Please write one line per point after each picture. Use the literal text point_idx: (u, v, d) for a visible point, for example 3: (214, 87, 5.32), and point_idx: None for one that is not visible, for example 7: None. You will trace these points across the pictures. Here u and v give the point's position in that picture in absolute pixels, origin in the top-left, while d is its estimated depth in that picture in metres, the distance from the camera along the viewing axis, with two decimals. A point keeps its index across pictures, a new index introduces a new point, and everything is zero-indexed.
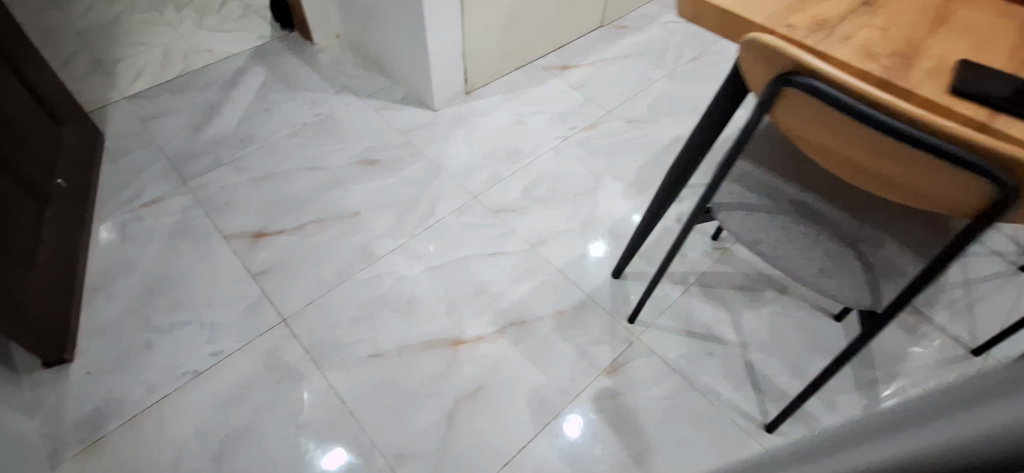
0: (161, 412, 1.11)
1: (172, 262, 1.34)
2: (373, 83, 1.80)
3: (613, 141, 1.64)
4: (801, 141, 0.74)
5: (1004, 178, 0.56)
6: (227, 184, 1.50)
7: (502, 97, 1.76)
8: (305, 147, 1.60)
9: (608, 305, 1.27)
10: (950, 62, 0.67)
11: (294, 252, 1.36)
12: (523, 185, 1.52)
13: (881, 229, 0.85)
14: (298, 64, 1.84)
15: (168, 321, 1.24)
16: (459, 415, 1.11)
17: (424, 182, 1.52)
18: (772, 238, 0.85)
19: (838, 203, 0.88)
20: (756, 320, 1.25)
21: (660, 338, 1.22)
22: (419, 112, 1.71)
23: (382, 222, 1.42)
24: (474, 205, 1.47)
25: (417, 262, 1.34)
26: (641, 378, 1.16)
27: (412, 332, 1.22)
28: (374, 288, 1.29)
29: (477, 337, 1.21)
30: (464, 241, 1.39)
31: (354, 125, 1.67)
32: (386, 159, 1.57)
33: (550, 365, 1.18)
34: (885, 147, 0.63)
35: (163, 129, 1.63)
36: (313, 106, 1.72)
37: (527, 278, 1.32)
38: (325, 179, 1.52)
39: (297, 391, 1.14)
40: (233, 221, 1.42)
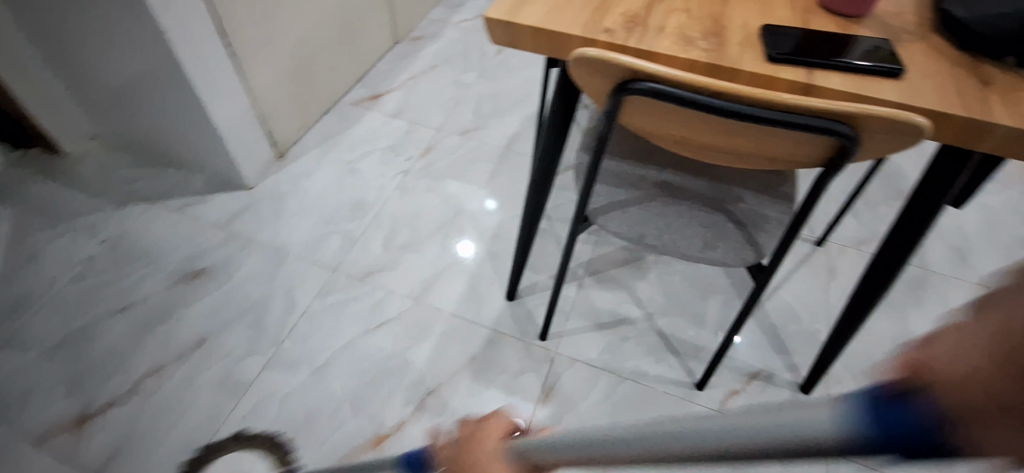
0: None
1: None
2: (161, 179, 1.51)
3: (454, 159, 1.58)
4: (653, 136, 0.75)
5: (842, 130, 0.60)
6: (11, 371, 1.16)
7: (321, 149, 1.59)
8: (103, 285, 1.29)
9: (515, 331, 1.23)
10: (755, 28, 0.70)
11: (141, 420, 1.10)
12: (383, 237, 1.39)
13: (736, 184, 0.91)
14: (52, 186, 1.47)
15: None
16: None
17: (270, 274, 1.32)
18: (653, 228, 0.86)
19: (692, 173, 0.92)
20: (648, 288, 1.31)
21: (576, 343, 1.21)
22: (232, 195, 1.47)
23: (238, 339, 1.21)
24: (337, 278, 1.31)
25: (299, 369, 1.17)
26: (574, 391, 1.14)
27: (324, 452, 1.06)
28: (261, 420, 1.10)
29: (399, 424, 1.10)
30: (344, 323, 1.24)
31: (156, 238, 1.38)
32: (213, 264, 1.33)
33: (484, 419, 1.11)
34: (733, 126, 0.65)
35: None
36: (92, 232, 1.39)
37: (426, 336, 1.22)
38: (146, 314, 1.25)
39: None
40: (40, 416, 1.10)
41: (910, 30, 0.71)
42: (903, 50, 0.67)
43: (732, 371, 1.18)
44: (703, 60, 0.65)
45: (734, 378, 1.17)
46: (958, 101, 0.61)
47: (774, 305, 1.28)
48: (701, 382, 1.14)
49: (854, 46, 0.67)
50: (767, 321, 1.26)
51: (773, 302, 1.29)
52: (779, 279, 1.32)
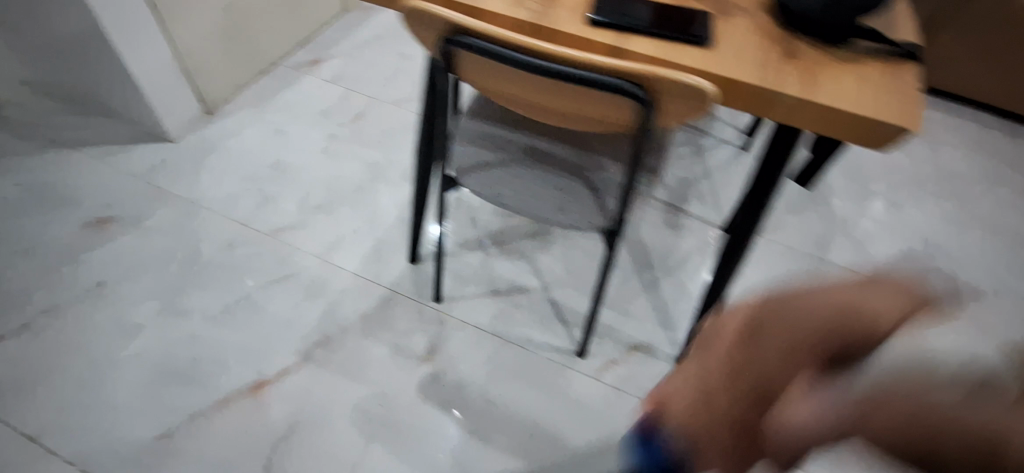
0: None
1: None
2: (89, 128, 1.52)
3: (383, 126, 1.59)
4: (494, 96, 0.77)
5: (636, 90, 0.63)
6: None
7: (252, 108, 1.60)
8: (13, 226, 1.31)
9: (412, 292, 1.26)
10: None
11: (30, 355, 1.13)
12: (297, 198, 1.41)
13: (601, 153, 0.93)
14: None
15: None
16: (281, 458, 1.03)
17: (180, 224, 1.34)
18: (510, 189, 0.89)
19: (560, 140, 0.95)
20: (551, 261, 1.33)
21: (468, 307, 1.24)
22: (155, 147, 1.49)
23: (138, 284, 1.23)
24: (245, 233, 1.33)
25: (193, 316, 1.19)
26: (458, 352, 1.17)
27: (203, 394, 1.09)
28: (148, 361, 1.13)
29: (281, 372, 1.13)
30: (245, 274, 1.26)
31: (74, 183, 1.40)
32: (126, 211, 1.35)
33: (365, 373, 1.14)
34: (549, 84, 0.68)
35: None
36: (12, 175, 1.41)
37: (323, 292, 1.24)
38: (51, 256, 1.27)
39: None
40: None
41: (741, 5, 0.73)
42: (723, 23, 0.70)
43: (615, 343, 1.21)
44: (523, 19, 0.68)
45: (616, 349, 1.20)
46: (751, 70, 0.63)
47: (669, 283, 1.31)
48: (581, 350, 1.17)
49: (673, 14, 0.69)
50: (659, 299, 1.29)
51: (669, 281, 1.32)
52: (679, 261, 1.35)
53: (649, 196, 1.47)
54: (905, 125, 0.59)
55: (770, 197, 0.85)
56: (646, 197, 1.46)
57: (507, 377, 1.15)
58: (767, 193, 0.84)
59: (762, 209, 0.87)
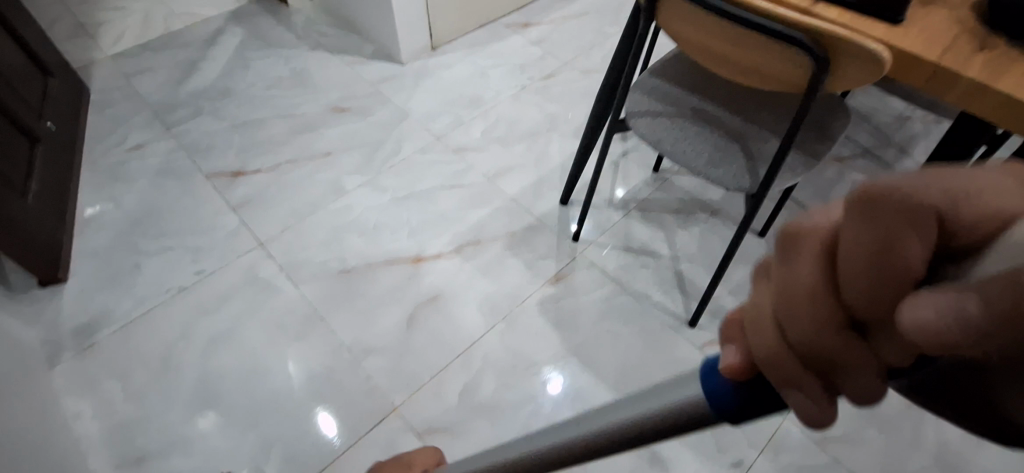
0: (149, 321, 1.23)
1: (156, 198, 1.45)
2: (344, 40, 1.89)
3: (569, 88, 1.76)
4: (682, 43, 0.89)
5: (812, 48, 0.70)
6: (207, 130, 1.60)
7: (466, 51, 1.87)
8: (278, 97, 1.69)
9: (556, 226, 1.40)
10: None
11: (270, 187, 1.47)
12: (483, 127, 1.63)
13: (766, 128, 0.99)
14: (273, 24, 1.94)
15: (156, 247, 1.35)
16: (420, 317, 1.23)
17: (391, 125, 1.63)
18: (670, 138, 0.99)
19: (730, 108, 1.02)
20: (688, 238, 1.39)
21: (600, 253, 1.36)
22: (387, 66, 1.81)
23: (351, 160, 1.54)
24: (437, 144, 1.58)
25: (382, 194, 1.46)
26: (581, 285, 1.30)
27: (377, 251, 1.34)
28: (344, 215, 1.41)
29: (437, 254, 1.34)
30: (428, 175, 1.51)
31: (326, 76, 1.76)
32: (355, 106, 1.68)
33: (500, 277, 1.31)
34: (734, 34, 0.77)
35: (146, 84, 1.73)
36: (287, 60, 1.81)
37: (484, 205, 1.44)
38: (298, 124, 1.62)
39: (271, 298, 1.26)
40: (214, 162, 1.53)
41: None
42: (923, 10, 0.73)
43: None
44: None
45: None
46: (935, 50, 0.67)
47: None
48: (693, 319, 1.23)
49: None
50: None
51: None
52: None
53: (807, 207, 1.45)
54: None
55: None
56: (804, 208, 1.44)
57: (617, 319, 1.25)
58: None
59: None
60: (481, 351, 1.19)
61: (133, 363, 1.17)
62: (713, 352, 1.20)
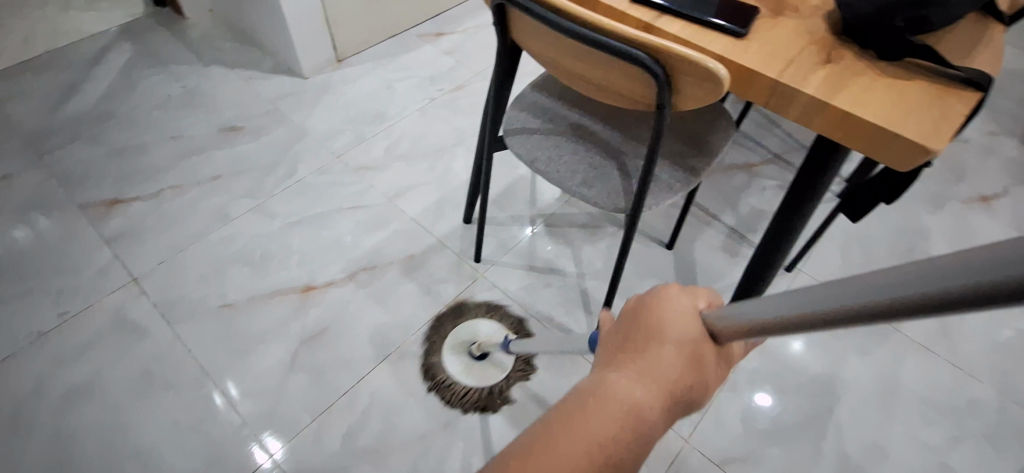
0: (1, 373, 1.12)
1: (19, 234, 1.32)
2: (243, 55, 1.78)
3: (479, 100, 1.70)
4: (539, 59, 0.83)
5: (651, 65, 0.66)
6: (83, 156, 1.48)
7: (373, 64, 1.79)
8: (167, 118, 1.58)
9: (457, 247, 1.34)
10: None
11: (149, 217, 1.36)
12: (386, 144, 1.56)
13: (643, 143, 0.95)
14: (166, 39, 1.82)
15: (16, 289, 1.23)
16: (304, 352, 1.16)
17: (287, 145, 1.54)
18: (545, 156, 0.94)
19: (608, 123, 0.98)
20: (594, 253, 1.35)
21: (502, 273, 1.30)
22: (287, 81, 1.71)
23: (241, 185, 1.44)
24: (336, 164, 1.51)
25: (273, 220, 1.38)
26: (481, 309, 1.24)
27: (262, 283, 1.26)
28: (229, 245, 1.32)
29: (327, 283, 1.27)
30: (324, 197, 1.43)
31: (221, 94, 1.66)
32: (250, 125, 1.58)
33: (394, 305, 1.24)
34: (579, 51, 0.73)
35: (18, 108, 1.59)
36: (179, 78, 1.69)
37: (382, 228, 1.37)
38: (186, 147, 1.51)
39: (141, 341, 1.16)
40: (88, 191, 1.40)
41: (797, 9, 0.73)
42: (767, 22, 0.70)
43: None
44: None
45: None
46: (771, 66, 0.64)
47: None
48: None
49: (718, 3, 0.71)
50: None
51: None
52: (726, 285, 1.30)
53: (714, 216, 1.42)
54: (922, 142, 0.56)
55: (801, 219, 0.81)
56: (711, 217, 1.42)
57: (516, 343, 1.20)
58: (799, 210, 0.80)
59: (792, 231, 0.83)
60: (368, 387, 1.12)
61: None
62: None
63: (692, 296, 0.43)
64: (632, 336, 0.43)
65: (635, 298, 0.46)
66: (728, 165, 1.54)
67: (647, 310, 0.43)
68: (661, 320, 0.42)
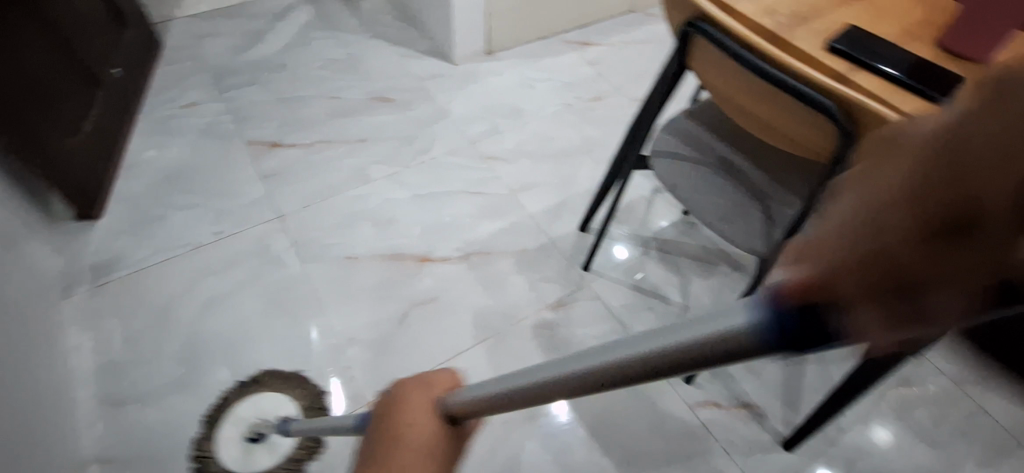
0: (161, 272, 1.27)
1: (193, 155, 1.49)
2: (403, 32, 1.91)
3: (614, 114, 1.72)
4: (710, 90, 0.84)
5: (840, 118, 0.65)
6: (254, 98, 1.64)
7: (519, 61, 1.85)
8: (329, 78, 1.73)
9: (569, 252, 1.37)
10: (837, 22, 0.74)
11: (300, 164, 1.50)
12: (518, 139, 1.61)
13: (794, 191, 0.93)
14: (340, 7, 1.98)
15: (184, 202, 1.40)
16: (410, 318, 1.24)
17: (429, 122, 1.63)
18: (689, 184, 0.94)
19: (760, 163, 0.96)
20: (703, 289, 1.33)
21: (607, 288, 1.31)
22: (437, 66, 1.79)
23: (381, 151, 1.55)
24: (469, 149, 1.58)
25: (404, 190, 1.47)
26: (581, 317, 1.26)
27: (385, 245, 1.35)
28: (362, 204, 1.43)
29: (443, 258, 1.34)
30: (453, 178, 1.51)
31: (378, 64, 1.78)
32: (399, 98, 1.68)
33: (500, 294, 1.29)
34: (761, 90, 0.73)
35: (210, 45, 1.79)
36: (345, 43, 1.84)
37: (501, 218, 1.42)
38: (341, 107, 1.65)
39: (277, 272, 1.29)
40: (254, 130, 1.56)
41: None
42: None
43: (727, 390, 1.18)
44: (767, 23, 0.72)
45: (724, 394, 1.17)
46: None
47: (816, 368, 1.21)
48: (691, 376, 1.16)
49: (924, 65, 0.68)
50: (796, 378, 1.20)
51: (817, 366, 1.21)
52: None
53: None
54: None
55: None
56: None
57: None
58: None
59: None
60: (463, 364, 1.18)
61: (136, 310, 1.21)
62: (702, 413, 1.14)
63: (428, 382, 0.54)
64: (386, 428, 0.51)
65: (394, 388, 0.55)
66: None
67: (397, 404, 0.52)
68: (411, 404, 0.51)
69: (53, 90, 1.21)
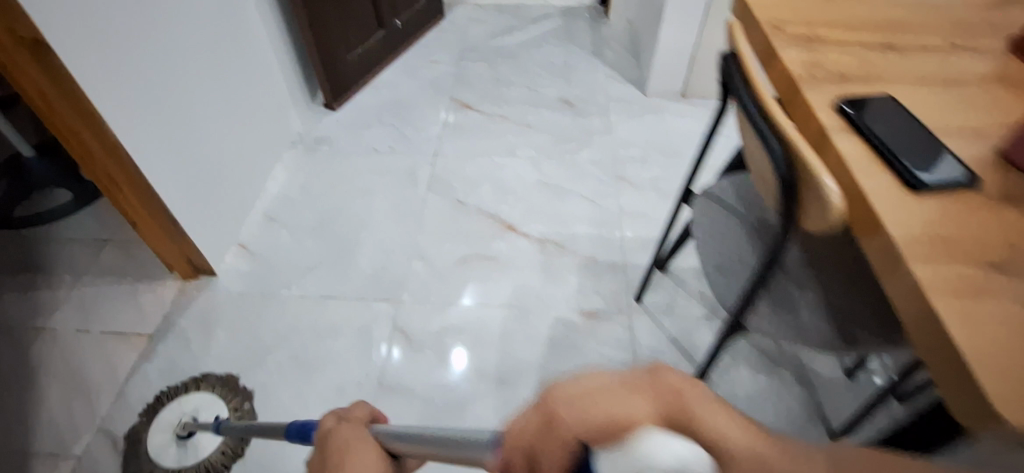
0: (346, 157, 1.73)
1: (414, 94, 1.95)
2: (622, 60, 2.10)
3: None
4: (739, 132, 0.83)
5: (784, 167, 0.62)
6: (477, 72, 2.04)
7: (709, 113, 1.86)
8: (538, 75, 2.02)
9: (633, 281, 1.38)
10: (884, 91, 0.67)
11: (474, 125, 1.82)
12: (658, 174, 1.65)
13: (817, 279, 0.83)
14: (585, 27, 2.27)
15: (387, 121, 1.85)
16: (470, 262, 1.43)
17: (590, 132, 1.79)
18: (709, 226, 0.91)
19: (800, 239, 0.88)
20: (746, 379, 1.21)
21: (647, 326, 1.30)
22: (631, 92, 1.94)
23: (538, 139, 1.77)
24: (609, 165, 1.68)
25: (535, 173, 1.66)
26: (603, 336, 1.28)
27: (491, 205, 1.57)
28: (497, 170, 1.67)
29: (525, 234, 1.49)
30: (579, 180, 1.64)
31: (582, 76, 2.01)
32: (580, 106, 1.89)
33: (550, 282, 1.39)
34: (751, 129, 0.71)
35: (474, 28, 2.27)
36: (568, 55, 2.12)
37: (594, 227, 1.51)
38: (532, 98, 1.92)
39: (408, 189, 1.62)
40: (461, 92, 1.95)
41: None
42: (978, 202, 0.55)
43: None
44: (795, 69, 0.70)
45: None
46: (917, 233, 0.52)
47: None
48: None
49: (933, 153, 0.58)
50: None
51: None
52: None
53: None
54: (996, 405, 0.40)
55: None
56: None
57: None
58: None
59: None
60: (483, 313, 1.32)
61: (319, 173, 1.68)
62: None
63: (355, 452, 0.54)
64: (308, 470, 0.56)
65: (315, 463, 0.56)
66: None
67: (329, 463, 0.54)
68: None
69: (345, 17, 1.79)
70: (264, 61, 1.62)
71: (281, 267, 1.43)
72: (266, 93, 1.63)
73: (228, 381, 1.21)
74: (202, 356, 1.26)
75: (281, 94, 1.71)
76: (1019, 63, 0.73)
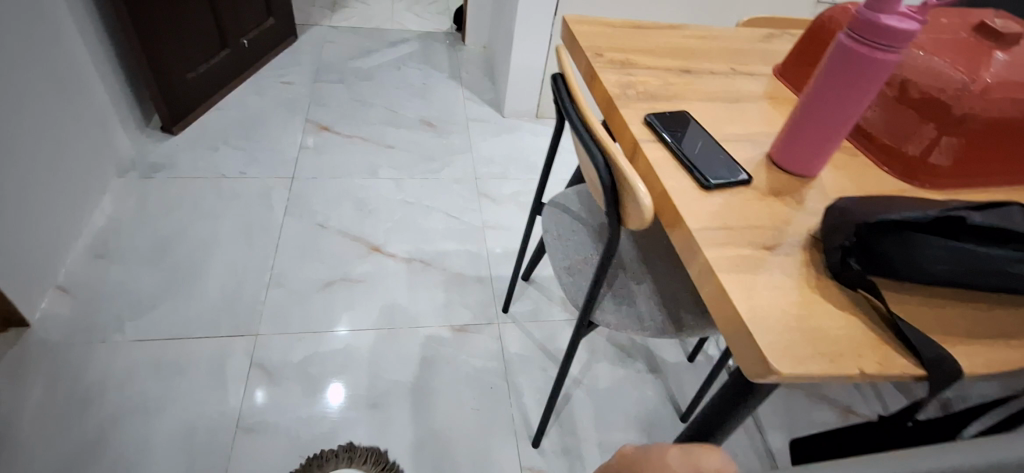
0: (187, 184, 1.58)
1: (265, 116, 1.86)
2: (478, 82, 2.19)
3: None
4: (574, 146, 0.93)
5: (604, 170, 0.71)
6: (334, 93, 2.00)
7: None
8: (398, 96, 2.04)
9: (500, 292, 1.44)
10: (681, 108, 0.80)
11: (333, 147, 1.78)
12: (518, 188, 1.74)
13: (649, 273, 0.94)
14: (442, 52, 2.34)
15: (234, 144, 1.73)
16: (335, 286, 1.39)
17: (452, 151, 1.84)
18: (557, 232, 0.99)
19: (635, 240, 0.99)
20: (607, 372, 1.31)
21: (515, 333, 1.35)
22: (490, 112, 2.04)
23: (400, 159, 1.78)
24: (471, 182, 1.74)
25: (398, 193, 1.66)
26: (472, 346, 1.31)
27: (355, 226, 1.54)
28: (359, 191, 1.65)
29: (390, 253, 1.49)
30: (444, 197, 1.67)
31: (441, 97, 2.07)
32: (441, 126, 1.93)
33: (419, 299, 1.39)
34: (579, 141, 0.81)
35: (329, 50, 2.23)
36: (427, 77, 2.17)
37: (459, 241, 1.55)
38: (392, 118, 1.93)
39: (263, 214, 1.53)
40: (319, 114, 1.90)
41: (805, 201, 0.68)
42: (751, 195, 0.67)
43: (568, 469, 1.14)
44: (612, 89, 0.82)
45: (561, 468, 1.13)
46: (706, 219, 0.62)
47: None
48: (536, 439, 1.15)
49: (718, 157, 0.71)
50: None
51: None
52: None
53: (757, 427, 1.24)
54: (764, 348, 0.50)
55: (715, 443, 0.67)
56: (754, 423, 1.24)
57: (473, 390, 1.23)
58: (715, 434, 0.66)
59: (713, 441, 0.67)
60: (351, 335, 1.29)
61: (157, 201, 1.52)
62: None
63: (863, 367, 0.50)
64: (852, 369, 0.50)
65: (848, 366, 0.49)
66: (816, 393, 1.32)
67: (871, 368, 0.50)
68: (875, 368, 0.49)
69: (186, 35, 1.67)
70: (82, 80, 1.44)
71: (110, 310, 1.26)
72: (85, 117, 1.44)
73: (377, 452, 1.10)
74: (8, 421, 1.06)
75: (104, 117, 1.53)
76: (781, 86, 0.91)
